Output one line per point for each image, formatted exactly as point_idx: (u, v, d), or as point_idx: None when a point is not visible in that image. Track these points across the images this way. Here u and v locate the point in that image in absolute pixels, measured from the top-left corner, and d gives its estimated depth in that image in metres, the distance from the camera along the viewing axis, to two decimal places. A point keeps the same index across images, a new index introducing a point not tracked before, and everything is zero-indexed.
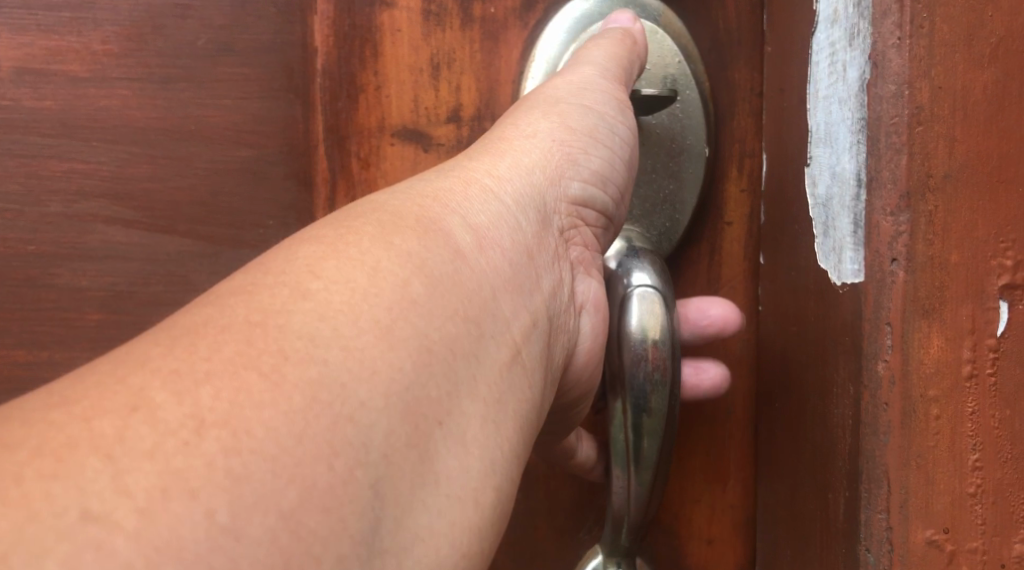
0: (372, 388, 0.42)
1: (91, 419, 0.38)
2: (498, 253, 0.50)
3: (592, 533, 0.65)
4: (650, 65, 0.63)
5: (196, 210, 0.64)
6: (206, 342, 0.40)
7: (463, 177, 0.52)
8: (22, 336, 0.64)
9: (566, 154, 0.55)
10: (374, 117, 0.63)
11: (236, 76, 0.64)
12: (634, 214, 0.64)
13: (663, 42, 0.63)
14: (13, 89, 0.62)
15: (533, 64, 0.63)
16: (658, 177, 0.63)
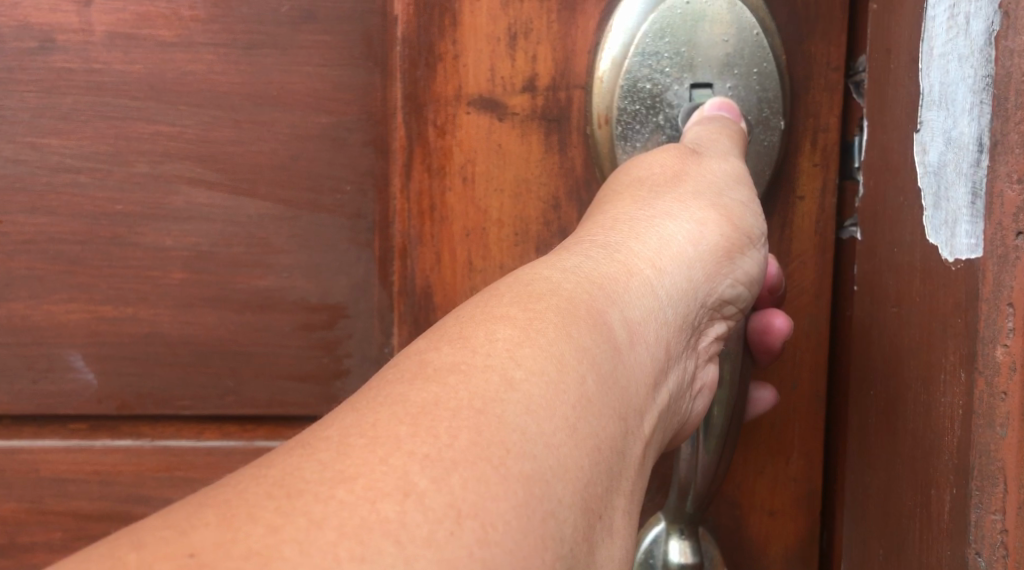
0: (566, 485, 0.47)
1: (376, 500, 0.42)
2: (651, 347, 0.54)
3: (655, 501, 0.66)
4: (728, 36, 0.62)
5: (277, 173, 0.65)
6: (445, 426, 0.45)
7: (627, 264, 0.55)
8: (108, 293, 0.65)
9: (724, 250, 0.58)
10: (451, 85, 0.64)
11: (317, 43, 0.65)
12: None
13: (742, 12, 0.62)
14: (104, 53, 0.65)
15: (608, 34, 0.63)
16: None
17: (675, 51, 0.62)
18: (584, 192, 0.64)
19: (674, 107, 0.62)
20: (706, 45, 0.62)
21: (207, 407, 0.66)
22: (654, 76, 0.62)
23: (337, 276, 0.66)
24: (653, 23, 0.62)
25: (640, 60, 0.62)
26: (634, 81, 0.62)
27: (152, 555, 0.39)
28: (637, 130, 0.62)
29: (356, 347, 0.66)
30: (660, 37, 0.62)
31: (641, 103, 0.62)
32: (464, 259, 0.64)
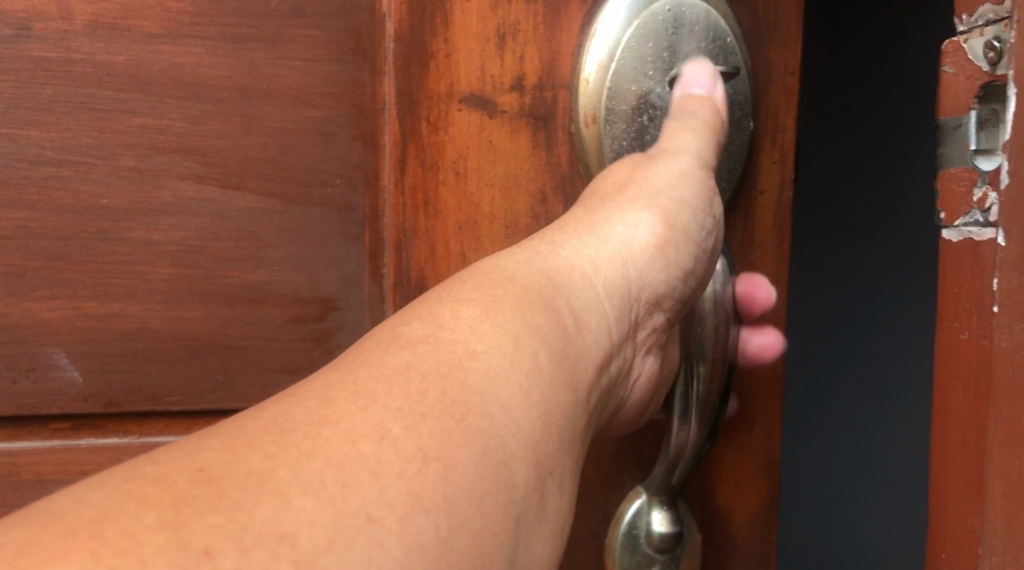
0: (520, 443, 0.53)
1: (356, 441, 0.49)
2: (593, 331, 0.62)
3: (634, 477, 0.70)
4: (705, 42, 0.66)
5: (266, 167, 0.65)
6: (416, 386, 0.52)
7: (571, 259, 0.63)
8: (93, 289, 0.64)
9: (658, 244, 0.67)
10: (443, 83, 0.66)
11: (307, 38, 0.65)
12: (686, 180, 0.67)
13: (711, 19, 0.66)
14: (86, 43, 0.63)
15: (591, 38, 0.66)
16: (707, 147, 0.67)
17: (658, 55, 0.66)
18: (568, 186, 0.68)
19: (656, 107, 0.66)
20: (686, 50, 0.66)
21: (197, 402, 0.66)
22: (639, 78, 0.66)
23: (328, 269, 0.67)
24: (638, 29, 0.65)
25: (626, 63, 0.65)
26: (621, 83, 0.65)
27: (166, 468, 0.47)
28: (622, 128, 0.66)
29: (347, 339, 0.67)
30: (644, 42, 0.65)
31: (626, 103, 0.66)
32: (456, 251, 0.66)
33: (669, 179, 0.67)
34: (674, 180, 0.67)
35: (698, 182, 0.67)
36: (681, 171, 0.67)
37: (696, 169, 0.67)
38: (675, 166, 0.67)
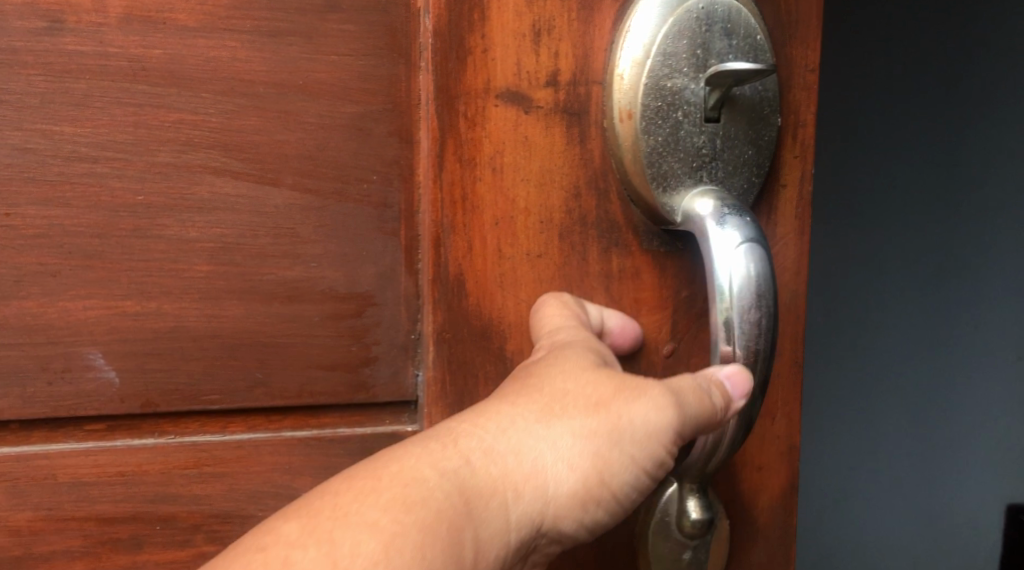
0: None
1: None
2: (495, 557, 0.61)
3: None
4: (736, 40, 0.67)
5: (303, 163, 0.65)
6: None
7: (485, 464, 0.61)
8: (129, 288, 0.63)
9: (579, 497, 0.62)
10: (480, 79, 0.66)
11: (344, 33, 0.65)
12: (719, 176, 0.67)
13: (739, 16, 0.67)
14: (120, 37, 0.62)
15: (624, 35, 0.67)
16: (740, 144, 0.67)
17: (692, 52, 0.66)
18: (601, 181, 0.68)
19: (691, 104, 0.66)
20: (719, 48, 0.66)
21: (236, 400, 0.65)
22: (674, 76, 0.66)
23: (365, 265, 0.67)
24: (673, 26, 0.66)
25: (662, 60, 0.66)
26: (657, 80, 0.66)
27: None
28: (658, 125, 0.66)
29: (384, 334, 0.67)
30: (678, 39, 0.66)
31: (662, 100, 0.66)
32: (493, 247, 0.67)
33: (592, 443, 0.63)
34: (594, 438, 0.63)
35: (637, 394, 0.63)
36: (621, 423, 0.63)
37: (647, 386, 0.64)
38: (626, 415, 0.63)
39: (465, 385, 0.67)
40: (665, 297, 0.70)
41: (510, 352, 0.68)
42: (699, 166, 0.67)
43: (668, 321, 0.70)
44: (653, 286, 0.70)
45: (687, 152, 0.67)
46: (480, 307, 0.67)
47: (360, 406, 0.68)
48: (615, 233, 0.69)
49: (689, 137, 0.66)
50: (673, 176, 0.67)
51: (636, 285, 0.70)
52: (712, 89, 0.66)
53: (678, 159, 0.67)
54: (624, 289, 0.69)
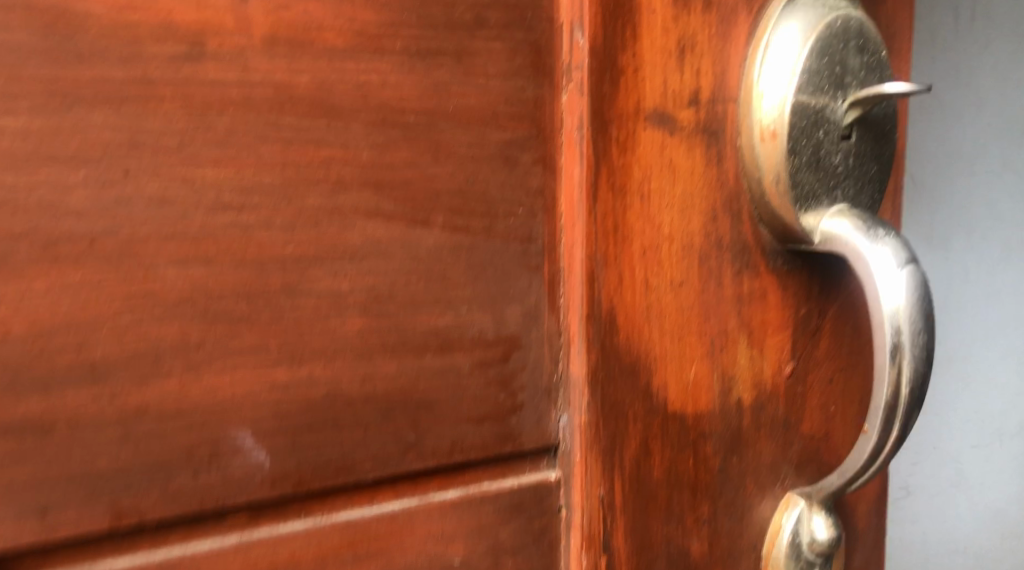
0: None
1: None
2: None
3: (784, 481, 0.69)
4: (869, 54, 0.63)
5: (454, 199, 0.58)
6: None
7: None
8: (280, 353, 0.55)
9: None
10: (631, 100, 0.59)
11: (493, 52, 0.57)
12: (851, 195, 0.64)
13: (869, 32, 0.63)
14: (265, 62, 0.52)
15: (758, 47, 0.62)
16: (869, 161, 0.65)
17: (833, 69, 0.62)
18: (736, 203, 0.64)
19: (832, 122, 0.62)
20: (856, 64, 0.63)
21: (389, 468, 0.58)
22: (818, 94, 0.61)
23: (511, 305, 0.60)
24: (815, 43, 0.61)
25: (806, 78, 0.61)
26: (803, 99, 0.61)
27: None
28: (802, 145, 0.62)
29: (529, 379, 0.62)
30: (821, 57, 0.61)
31: (807, 119, 0.61)
32: (641, 278, 0.62)
33: None
34: None
35: None
36: None
37: None
38: None
39: (616, 426, 0.63)
40: (788, 317, 0.68)
41: (655, 386, 0.64)
42: (835, 186, 0.64)
43: (789, 341, 0.69)
44: (776, 309, 0.68)
45: (826, 171, 0.63)
46: (630, 344, 0.63)
47: (504, 457, 0.62)
48: (746, 255, 0.65)
49: (829, 156, 0.63)
50: (813, 197, 0.63)
51: (763, 307, 0.67)
52: (850, 105, 0.62)
53: (818, 179, 0.63)
54: (754, 312, 0.67)
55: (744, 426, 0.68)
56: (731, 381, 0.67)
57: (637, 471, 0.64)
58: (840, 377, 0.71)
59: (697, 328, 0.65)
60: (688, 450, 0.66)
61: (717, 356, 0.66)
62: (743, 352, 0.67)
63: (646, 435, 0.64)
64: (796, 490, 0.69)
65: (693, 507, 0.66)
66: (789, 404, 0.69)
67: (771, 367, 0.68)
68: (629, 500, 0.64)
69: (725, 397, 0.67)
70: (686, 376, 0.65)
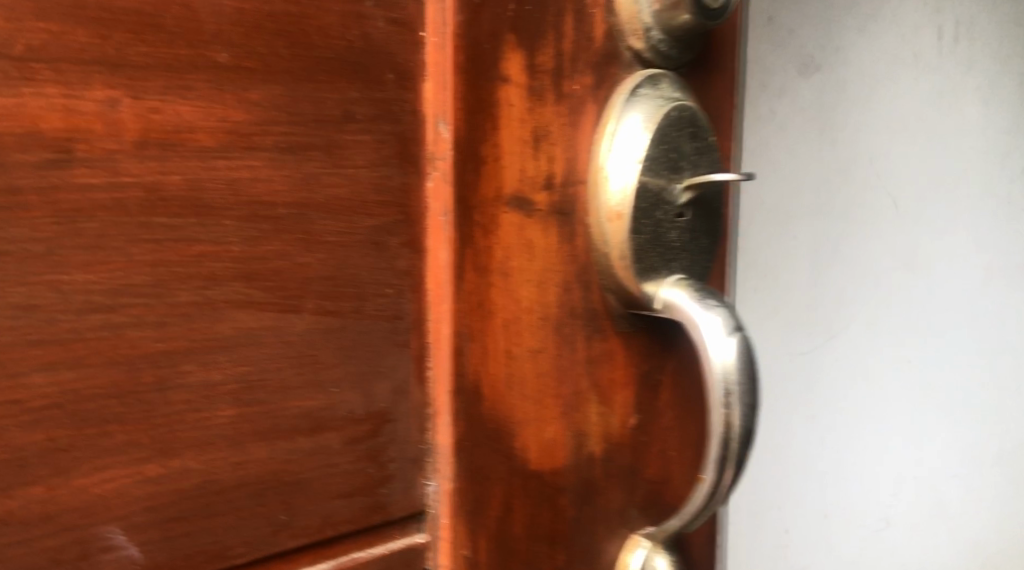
0: None
1: None
2: None
3: (634, 520, 0.70)
4: (703, 140, 0.67)
5: (324, 285, 0.59)
6: None
7: None
8: (152, 447, 0.56)
9: None
10: (492, 187, 0.62)
11: (361, 144, 0.59)
12: (687, 269, 0.67)
13: (701, 119, 0.67)
14: (135, 164, 0.54)
15: (603, 135, 0.65)
16: (702, 237, 0.68)
17: (670, 155, 0.65)
18: (586, 274, 0.66)
19: (669, 203, 0.65)
20: (691, 148, 0.66)
21: (261, 549, 0.59)
22: (657, 177, 0.65)
23: (380, 381, 0.61)
24: (654, 131, 0.65)
25: (647, 164, 0.64)
26: (644, 183, 0.64)
27: None
28: (642, 224, 0.65)
29: (398, 451, 0.62)
30: (659, 144, 0.65)
31: (646, 201, 0.64)
32: (503, 348, 0.64)
33: None
34: None
35: None
36: None
37: None
38: None
39: (480, 490, 0.64)
40: (632, 373, 0.69)
41: (517, 448, 0.65)
42: (673, 260, 0.66)
43: (634, 395, 0.70)
44: (624, 368, 0.69)
45: (665, 248, 0.66)
46: (494, 410, 0.64)
47: (373, 527, 0.62)
48: (595, 321, 0.67)
49: (667, 234, 0.66)
50: (654, 271, 0.66)
51: (610, 365, 0.68)
52: (684, 186, 0.66)
53: (657, 255, 0.66)
54: (602, 371, 0.68)
55: (596, 477, 0.68)
56: (584, 436, 0.68)
57: (499, 528, 0.65)
58: (680, 427, 0.72)
59: (553, 391, 0.66)
60: (545, 504, 0.66)
61: (571, 414, 0.67)
62: (594, 410, 0.68)
63: (508, 495, 0.65)
64: (638, 530, 0.70)
65: (550, 558, 0.67)
66: (635, 453, 0.70)
67: (619, 420, 0.69)
68: (490, 558, 0.65)
69: (579, 452, 0.67)
70: (544, 436, 0.66)
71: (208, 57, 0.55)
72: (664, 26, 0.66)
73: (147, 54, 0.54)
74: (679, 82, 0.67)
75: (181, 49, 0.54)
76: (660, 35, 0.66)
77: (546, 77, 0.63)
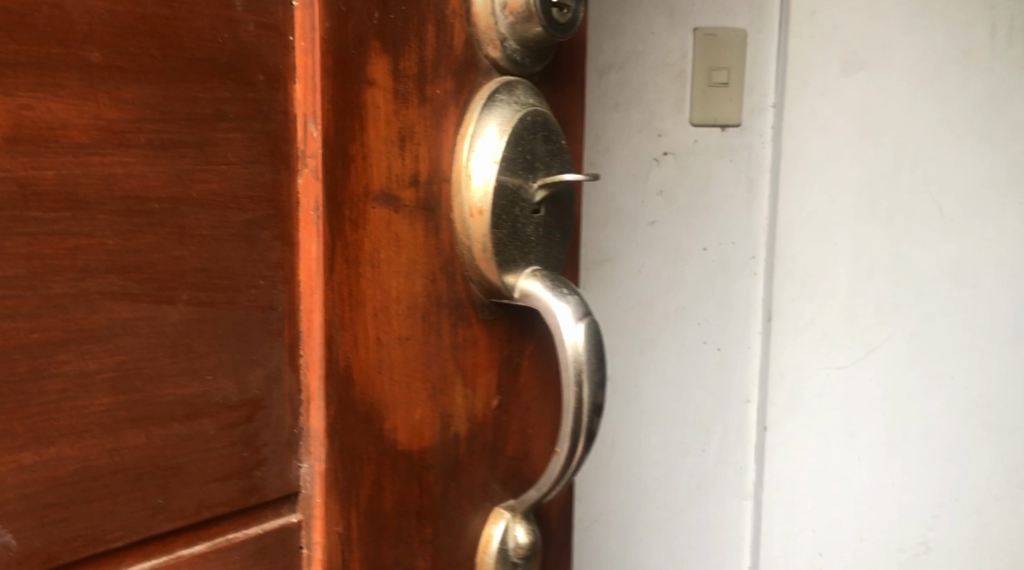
0: None
1: None
2: None
3: (496, 492, 0.75)
4: (555, 141, 0.72)
5: (198, 277, 0.61)
6: None
7: None
8: (28, 435, 0.58)
9: None
10: (360, 183, 0.65)
11: (232, 141, 0.62)
12: (542, 260, 0.73)
13: (554, 122, 0.72)
14: (9, 159, 0.56)
15: (463, 137, 0.69)
16: (556, 231, 0.74)
17: (526, 156, 0.70)
18: (451, 266, 0.70)
19: (525, 200, 0.71)
20: (545, 150, 0.71)
21: (138, 532, 0.61)
22: (514, 177, 0.70)
23: (253, 369, 0.64)
24: (513, 133, 0.69)
25: (506, 164, 0.69)
26: (502, 182, 0.69)
27: None
28: (502, 220, 0.70)
29: (271, 435, 0.65)
30: (516, 146, 0.70)
31: (505, 198, 0.69)
32: (373, 335, 0.67)
33: None
34: None
35: None
36: None
37: None
38: None
39: (353, 470, 0.67)
40: (494, 357, 0.74)
41: (387, 430, 0.68)
42: (530, 253, 0.72)
43: (496, 377, 0.74)
44: (485, 353, 0.73)
45: (522, 241, 0.71)
46: (364, 395, 0.67)
47: (248, 508, 0.65)
48: (459, 309, 0.71)
49: (524, 229, 0.71)
50: (513, 262, 0.71)
51: (474, 350, 0.72)
52: (540, 184, 0.71)
53: (516, 248, 0.71)
54: (467, 355, 0.72)
55: (461, 454, 0.72)
56: (450, 417, 0.72)
57: (370, 505, 0.68)
58: (538, 406, 0.77)
59: (421, 375, 0.70)
60: (414, 481, 0.70)
61: (439, 397, 0.71)
62: (460, 392, 0.72)
63: (379, 474, 0.68)
64: (499, 504, 0.75)
65: (419, 531, 0.71)
66: (497, 431, 0.75)
67: (482, 401, 0.74)
68: (363, 532, 0.68)
69: (445, 431, 0.71)
70: (412, 418, 0.70)
71: (81, 57, 0.57)
72: (519, 38, 0.70)
73: (19, 53, 0.56)
74: (534, 87, 0.73)
75: (53, 48, 0.57)
76: (514, 45, 0.70)
77: (411, 80, 0.67)
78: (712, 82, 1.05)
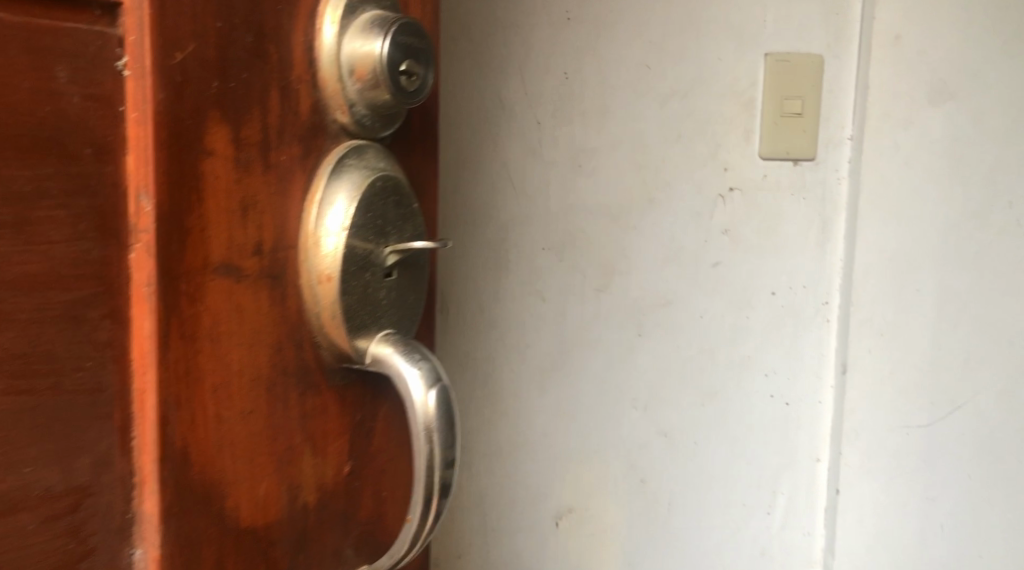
0: None
1: None
2: None
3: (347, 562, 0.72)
4: (405, 203, 0.71)
5: (16, 364, 0.58)
6: None
7: None
8: None
9: None
10: (198, 256, 0.62)
11: (55, 219, 0.59)
12: (394, 325, 0.71)
13: (403, 186, 0.70)
14: None
15: (309, 205, 0.67)
16: (408, 294, 0.72)
17: (376, 221, 0.68)
18: (297, 334, 0.68)
19: (376, 264, 0.69)
20: (394, 214, 0.70)
21: None
22: (364, 241, 0.68)
23: (79, 456, 0.61)
24: (362, 198, 0.67)
25: (355, 230, 0.67)
26: (352, 247, 0.67)
27: None
28: (352, 286, 0.67)
29: (100, 524, 0.61)
30: (366, 211, 0.68)
31: (355, 263, 0.67)
32: (212, 412, 0.64)
33: None
34: None
35: None
36: None
37: None
38: None
39: (192, 553, 0.64)
40: (344, 423, 0.71)
41: (228, 508, 0.65)
42: (382, 318, 0.70)
43: (347, 443, 0.72)
44: (335, 419, 0.71)
45: (373, 306, 0.69)
46: (203, 475, 0.64)
47: None
48: (307, 377, 0.69)
49: (375, 294, 0.69)
50: (364, 328, 0.69)
51: (324, 418, 0.70)
52: (389, 249, 0.69)
53: (366, 314, 0.68)
54: (316, 424, 0.69)
55: (310, 526, 0.70)
56: (297, 489, 0.69)
57: None
58: (391, 466, 0.75)
59: (266, 447, 0.67)
60: (258, 559, 0.67)
61: (286, 469, 0.68)
62: (308, 461, 0.69)
63: (219, 555, 0.65)
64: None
65: None
66: (348, 498, 0.72)
67: (332, 469, 0.71)
68: None
69: (293, 504, 0.69)
70: (256, 493, 0.67)
71: None
72: (369, 102, 0.68)
73: None
74: (383, 150, 0.70)
75: None
76: (364, 110, 0.68)
77: (253, 149, 0.64)
78: (784, 112, 1.00)
